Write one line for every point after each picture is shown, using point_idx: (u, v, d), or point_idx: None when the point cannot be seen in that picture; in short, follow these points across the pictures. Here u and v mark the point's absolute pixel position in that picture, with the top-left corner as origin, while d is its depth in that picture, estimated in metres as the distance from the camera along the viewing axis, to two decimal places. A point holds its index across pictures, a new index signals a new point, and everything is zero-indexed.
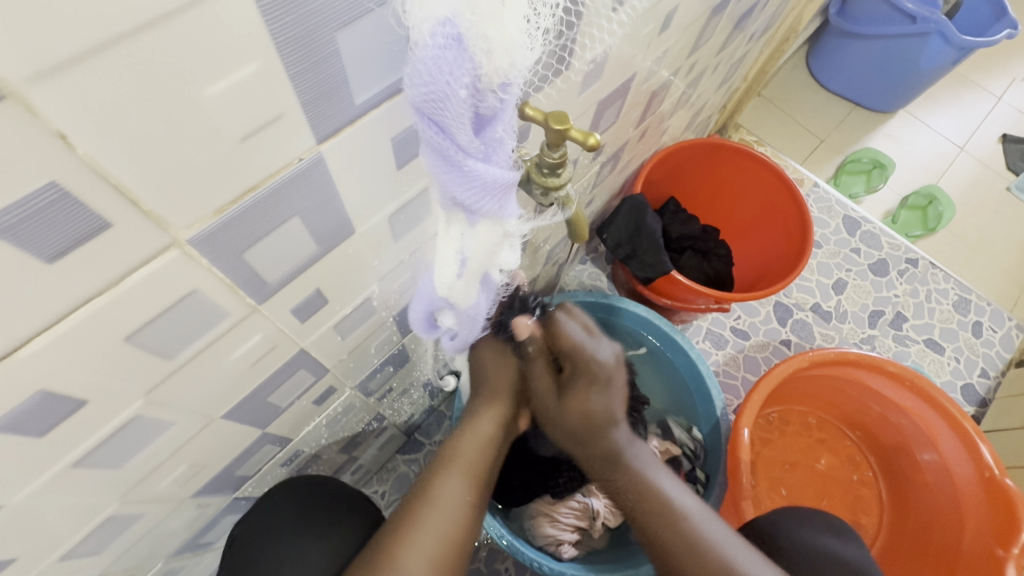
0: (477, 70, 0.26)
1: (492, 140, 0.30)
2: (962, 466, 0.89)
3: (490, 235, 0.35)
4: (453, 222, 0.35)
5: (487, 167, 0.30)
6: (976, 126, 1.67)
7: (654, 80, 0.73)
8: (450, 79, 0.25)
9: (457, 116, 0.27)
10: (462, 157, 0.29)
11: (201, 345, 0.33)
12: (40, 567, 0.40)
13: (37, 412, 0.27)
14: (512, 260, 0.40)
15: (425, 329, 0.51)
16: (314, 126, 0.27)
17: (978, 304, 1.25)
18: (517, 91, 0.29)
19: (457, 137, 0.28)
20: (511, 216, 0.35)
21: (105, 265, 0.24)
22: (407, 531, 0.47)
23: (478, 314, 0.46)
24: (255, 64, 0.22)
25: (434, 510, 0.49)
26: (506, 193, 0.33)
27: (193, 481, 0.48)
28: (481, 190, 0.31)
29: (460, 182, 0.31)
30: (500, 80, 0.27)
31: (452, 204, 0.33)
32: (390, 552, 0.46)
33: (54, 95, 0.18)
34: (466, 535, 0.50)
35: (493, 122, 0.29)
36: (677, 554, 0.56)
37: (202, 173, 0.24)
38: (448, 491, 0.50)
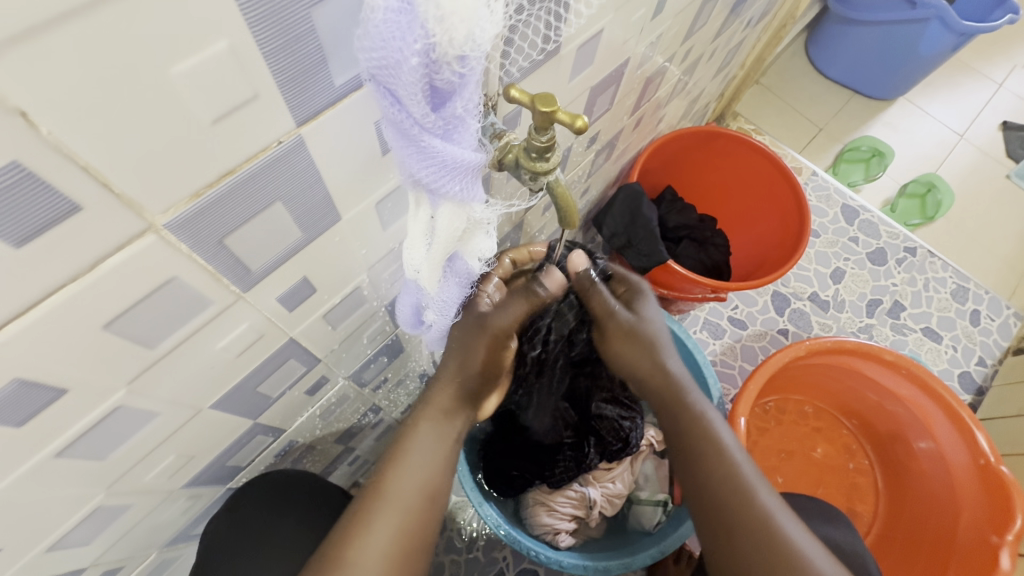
0: (430, 39, 0.25)
1: (453, 117, 0.29)
2: (956, 453, 0.89)
3: (451, 221, 0.35)
4: (421, 205, 0.35)
5: (445, 144, 0.30)
6: (976, 113, 1.66)
7: (649, 66, 0.72)
8: (399, 48, 0.25)
9: (408, 87, 0.26)
10: (418, 132, 0.28)
11: (184, 334, 0.33)
12: (27, 558, 0.40)
13: (13, 400, 0.27)
14: (488, 246, 0.40)
15: (413, 327, 0.52)
16: (292, 108, 0.27)
17: (976, 293, 1.25)
18: (478, 65, 0.27)
19: (412, 110, 0.27)
20: (477, 200, 0.34)
21: (76, 250, 0.23)
22: (360, 524, 0.46)
23: (450, 300, 0.47)
24: (225, 41, 0.22)
25: (386, 502, 0.47)
26: (469, 173, 0.32)
27: (182, 472, 0.48)
28: (439, 168, 0.31)
29: (418, 158, 0.30)
30: (457, 52, 0.26)
31: (413, 182, 0.33)
32: (341, 549, 0.45)
33: (11, 71, 0.17)
34: (425, 527, 0.48)
35: (453, 97, 0.28)
36: (724, 500, 0.54)
37: (175, 155, 0.23)
38: (402, 482, 0.48)
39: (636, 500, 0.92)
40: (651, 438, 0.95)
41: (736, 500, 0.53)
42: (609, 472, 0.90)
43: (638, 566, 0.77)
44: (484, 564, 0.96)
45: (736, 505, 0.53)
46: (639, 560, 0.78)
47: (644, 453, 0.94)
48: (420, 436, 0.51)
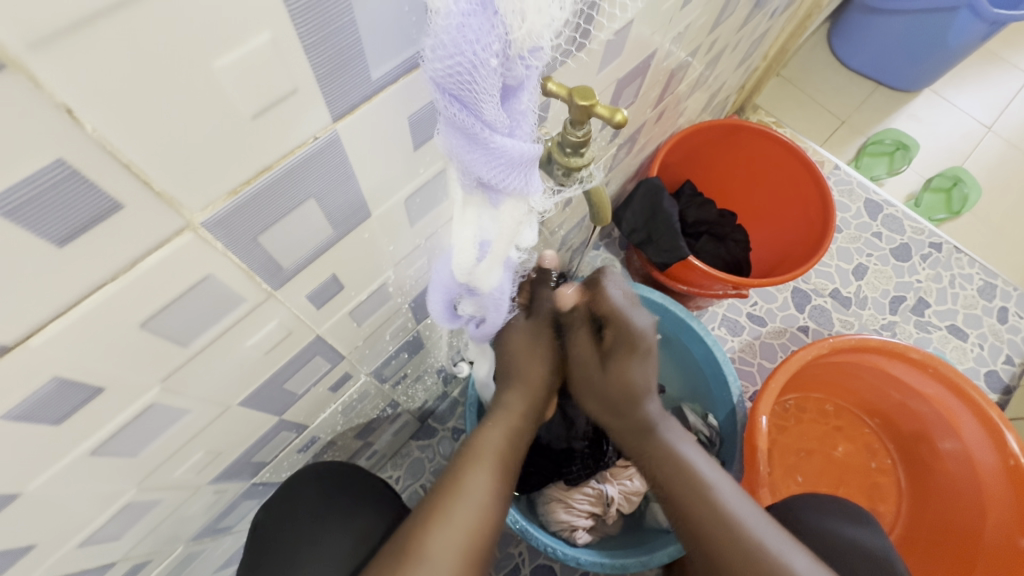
0: (507, 35, 0.25)
1: (517, 112, 0.29)
2: (984, 454, 0.87)
3: (513, 212, 0.34)
4: (469, 204, 0.34)
5: (513, 142, 0.29)
6: (1005, 105, 1.61)
7: (673, 59, 0.70)
8: (478, 48, 0.24)
9: (486, 87, 0.26)
10: (488, 134, 0.28)
11: (217, 331, 0.33)
12: (60, 553, 0.40)
13: (52, 399, 0.27)
14: (529, 238, 0.40)
15: (451, 321, 0.50)
16: (330, 102, 0.26)
17: (1003, 290, 1.21)
18: (544, 57, 0.28)
19: (485, 112, 0.27)
20: (537, 192, 0.34)
21: (115, 249, 0.23)
22: (434, 519, 0.46)
23: (501, 295, 0.45)
24: (268, 32, 0.21)
25: (461, 500, 0.47)
26: (531, 168, 0.32)
27: (209, 468, 0.48)
28: (508, 168, 0.30)
29: (486, 161, 0.29)
30: (529, 45, 0.26)
31: (475, 185, 0.32)
32: (417, 540, 0.45)
33: (57, 64, 0.17)
34: (495, 527, 0.48)
35: (517, 92, 0.29)
36: (711, 534, 0.53)
37: (211, 153, 0.23)
38: (477, 482, 0.48)
39: (653, 497, 0.91)
40: None
41: (713, 528, 0.53)
42: (627, 469, 0.90)
43: (655, 564, 0.76)
44: (500, 558, 0.96)
45: (719, 536, 0.53)
46: (657, 558, 0.77)
47: None
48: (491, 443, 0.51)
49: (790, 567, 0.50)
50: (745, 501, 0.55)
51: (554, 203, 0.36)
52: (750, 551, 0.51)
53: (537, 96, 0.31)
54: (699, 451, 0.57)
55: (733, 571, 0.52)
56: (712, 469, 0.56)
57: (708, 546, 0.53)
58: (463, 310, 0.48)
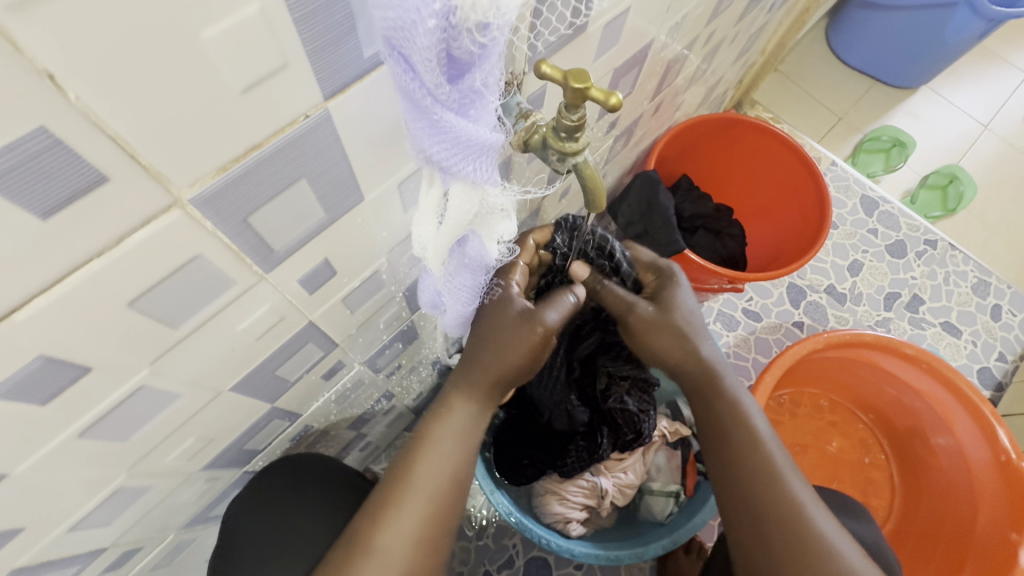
0: (451, 2, 0.23)
1: (469, 89, 0.28)
2: (976, 449, 0.87)
3: (464, 202, 0.34)
4: (433, 183, 0.34)
5: (459, 120, 0.29)
6: (1002, 103, 1.61)
7: (670, 50, 0.70)
8: (417, 7, 0.23)
9: (422, 51, 0.25)
10: (431, 103, 0.27)
11: (207, 314, 0.32)
12: (49, 538, 0.40)
13: (40, 377, 0.27)
14: (505, 228, 0.39)
15: (433, 309, 0.52)
16: (321, 79, 0.26)
17: (997, 287, 1.22)
18: (500, 34, 0.26)
19: (425, 78, 0.26)
20: (489, 182, 0.33)
21: (102, 224, 0.23)
22: (385, 510, 0.46)
23: (466, 286, 0.45)
24: (257, 5, 0.21)
25: (412, 491, 0.46)
26: (483, 151, 0.31)
27: (201, 455, 0.48)
28: (453, 144, 0.30)
29: (430, 132, 0.29)
30: (479, 19, 0.24)
31: (426, 157, 0.32)
32: (368, 534, 0.45)
33: (38, 28, 0.16)
34: (450, 512, 0.48)
35: (470, 70, 0.27)
36: (762, 500, 0.52)
37: (200, 125, 0.22)
38: (429, 473, 0.47)
39: (648, 491, 0.91)
40: (664, 428, 0.93)
41: (765, 494, 0.52)
42: (621, 462, 0.89)
43: (650, 556, 0.77)
44: (494, 551, 0.96)
45: (770, 502, 0.52)
46: (651, 550, 0.78)
47: (657, 443, 0.93)
48: (444, 428, 0.49)
49: (828, 539, 0.50)
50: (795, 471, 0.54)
51: (512, 197, 0.37)
52: (793, 517, 0.51)
53: (502, 78, 0.30)
54: (759, 410, 0.56)
55: (770, 540, 0.51)
56: (770, 434, 0.55)
57: (749, 506, 0.53)
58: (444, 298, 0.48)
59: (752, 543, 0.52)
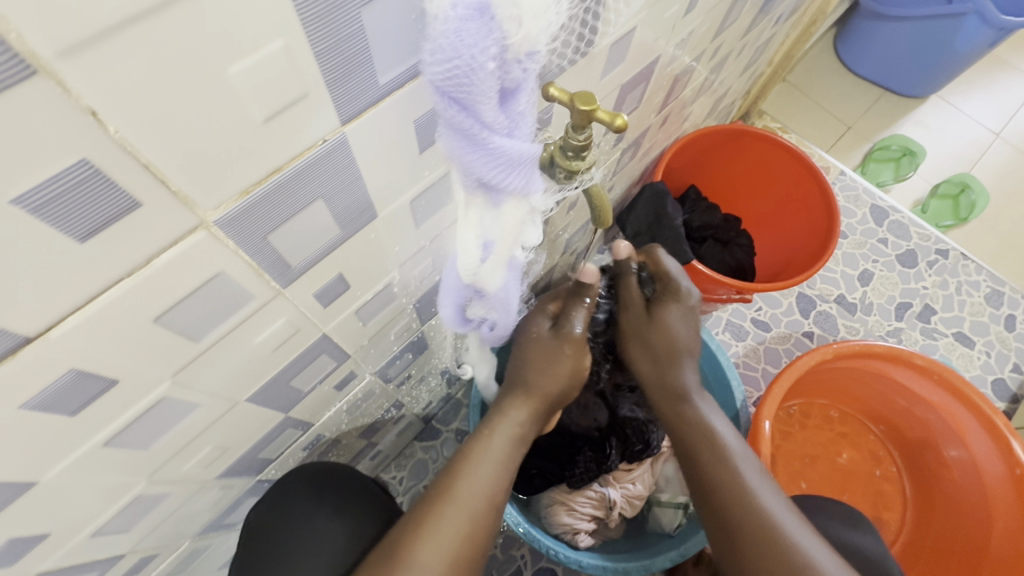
0: (504, 40, 0.26)
1: (515, 113, 0.30)
2: (991, 462, 0.86)
3: (516, 211, 0.35)
4: (472, 206, 0.35)
5: (511, 142, 0.30)
6: (1014, 111, 1.60)
7: (677, 65, 0.71)
8: (477, 51, 0.25)
9: (485, 89, 0.26)
10: (486, 134, 0.28)
11: (226, 328, 0.34)
12: (71, 544, 0.41)
13: (70, 389, 0.28)
14: (534, 236, 0.40)
15: (463, 326, 0.51)
16: (339, 106, 0.27)
17: (1011, 297, 1.20)
18: (538, 60, 0.29)
19: (484, 112, 0.27)
20: (537, 191, 0.35)
21: (132, 246, 0.24)
22: (425, 525, 0.46)
23: (505, 298, 0.47)
24: (281, 40, 0.22)
25: (454, 505, 0.47)
26: (529, 166, 0.33)
27: (217, 463, 0.49)
28: (506, 166, 0.31)
29: (485, 161, 0.30)
30: (526, 49, 0.27)
31: (474, 185, 0.33)
32: (410, 548, 0.45)
33: (83, 72, 0.18)
34: (486, 532, 0.48)
35: (516, 94, 0.29)
36: (730, 506, 0.53)
37: (224, 154, 0.24)
38: (471, 488, 0.49)
39: (656, 502, 0.91)
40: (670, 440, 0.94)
41: (734, 505, 0.53)
42: (629, 473, 0.89)
43: (657, 569, 0.76)
44: (502, 561, 0.97)
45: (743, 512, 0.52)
46: (658, 563, 0.77)
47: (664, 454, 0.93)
48: (485, 446, 0.52)
49: (806, 553, 0.50)
50: (769, 490, 0.54)
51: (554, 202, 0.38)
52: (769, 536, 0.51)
53: (535, 100, 0.32)
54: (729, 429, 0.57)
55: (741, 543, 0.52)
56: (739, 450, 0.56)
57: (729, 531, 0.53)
58: (472, 313, 0.49)
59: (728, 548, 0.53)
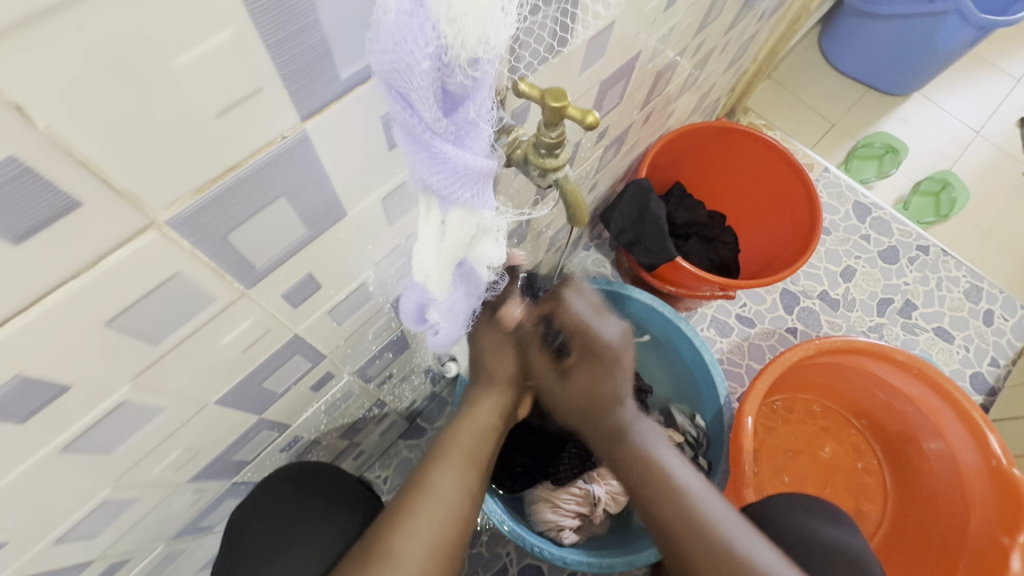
0: (443, 42, 0.25)
1: (464, 122, 0.29)
2: (968, 455, 0.87)
3: (462, 226, 0.34)
4: (430, 209, 0.33)
5: (457, 150, 0.29)
6: (993, 109, 1.62)
7: (659, 60, 0.71)
8: (413, 49, 0.24)
9: (420, 89, 0.25)
10: (429, 137, 0.28)
11: (189, 330, 0.33)
12: (33, 552, 0.40)
13: (18, 396, 0.27)
14: (496, 254, 0.39)
15: (417, 325, 0.50)
16: (297, 102, 0.26)
17: (990, 292, 1.22)
18: (490, 68, 0.27)
19: (423, 114, 0.26)
20: (488, 206, 0.34)
21: (77, 247, 0.23)
22: (402, 518, 0.46)
23: (459, 309, 0.46)
24: (228, 32, 0.21)
25: (430, 496, 0.47)
26: (481, 180, 0.32)
27: (188, 466, 0.48)
28: (452, 175, 0.30)
29: (429, 164, 0.29)
30: (469, 55, 0.26)
31: (424, 188, 0.32)
32: (386, 537, 0.45)
33: (8, 62, 0.17)
34: (466, 522, 0.48)
35: (463, 102, 0.28)
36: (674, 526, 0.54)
37: (172, 148, 0.23)
38: (446, 479, 0.48)
39: None
40: None
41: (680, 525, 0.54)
42: (614, 469, 0.89)
43: (642, 563, 0.77)
44: (488, 559, 0.96)
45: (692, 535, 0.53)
46: (644, 557, 0.77)
47: None
48: (461, 436, 0.51)
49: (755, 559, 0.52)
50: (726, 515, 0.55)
51: (507, 220, 0.37)
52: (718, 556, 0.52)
53: (492, 109, 0.31)
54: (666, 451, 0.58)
55: (695, 562, 0.53)
56: (676, 468, 0.57)
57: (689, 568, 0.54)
58: (429, 316, 0.47)
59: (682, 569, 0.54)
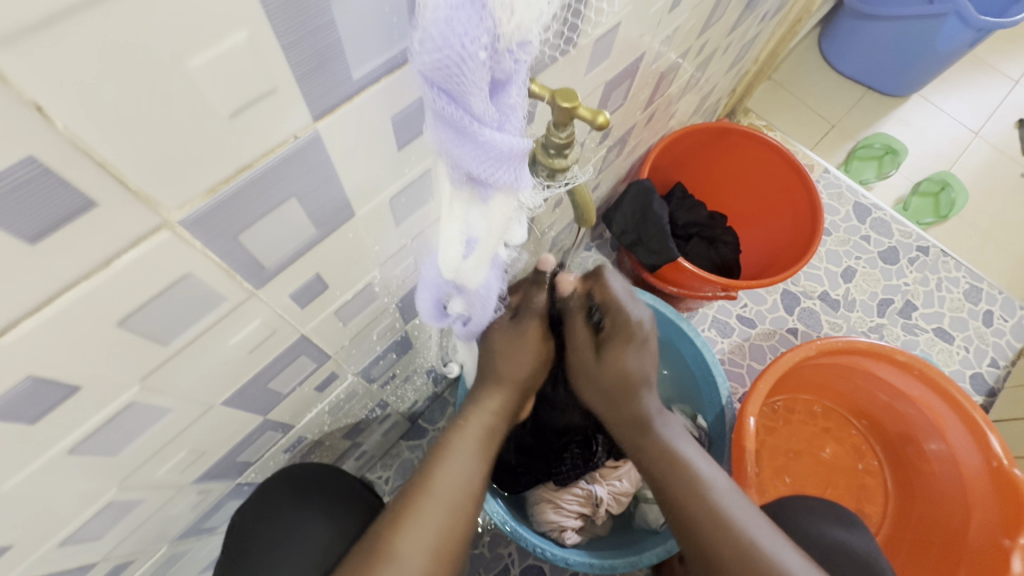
0: (495, 30, 0.25)
1: (506, 105, 0.29)
2: (969, 456, 0.87)
3: (503, 208, 0.34)
4: (458, 203, 0.34)
5: (502, 135, 0.29)
6: (991, 111, 1.63)
7: (663, 61, 0.71)
8: (466, 42, 0.24)
9: (475, 80, 0.25)
10: (476, 127, 0.28)
11: (197, 330, 0.32)
12: (38, 554, 0.39)
13: (28, 397, 0.27)
14: (519, 235, 0.40)
15: (438, 320, 0.49)
16: (311, 102, 0.26)
17: (989, 293, 1.22)
18: (530, 50, 0.28)
19: (474, 104, 0.27)
20: (527, 187, 0.33)
21: (91, 247, 0.23)
22: (403, 520, 0.46)
23: (489, 291, 0.45)
24: (243, 33, 0.21)
25: (432, 498, 0.47)
26: (520, 162, 0.32)
27: (193, 467, 0.47)
28: (497, 161, 0.30)
29: (475, 154, 0.29)
30: (518, 38, 0.26)
31: (464, 179, 0.32)
32: (388, 540, 0.45)
33: (28, 61, 0.17)
34: (467, 525, 0.48)
35: (505, 86, 0.28)
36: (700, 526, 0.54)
37: (186, 149, 0.23)
38: (447, 480, 0.48)
39: (643, 499, 0.90)
40: None
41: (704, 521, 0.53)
42: (616, 469, 0.89)
43: (644, 565, 0.76)
44: (489, 559, 0.96)
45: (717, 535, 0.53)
46: (646, 558, 0.77)
47: None
48: (462, 439, 0.51)
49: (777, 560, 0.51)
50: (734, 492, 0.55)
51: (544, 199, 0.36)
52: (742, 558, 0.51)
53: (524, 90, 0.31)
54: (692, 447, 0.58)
55: (721, 563, 0.52)
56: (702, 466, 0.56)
57: (711, 556, 0.53)
58: (451, 308, 0.47)
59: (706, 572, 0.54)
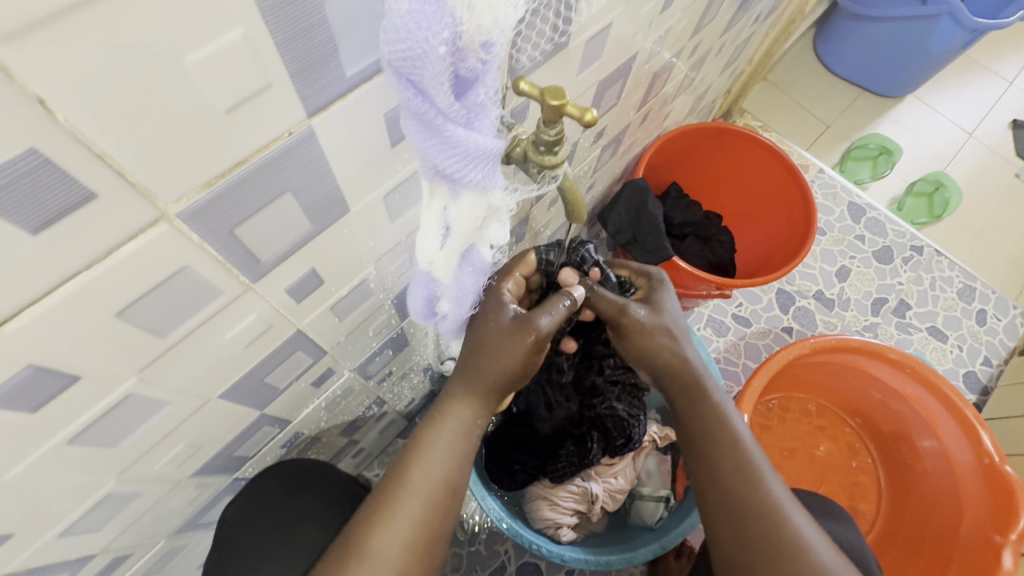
0: (457, 27, 0.25)
1: (474, 105, 0.29)
2: (961, 453, 0.88)
3: (472, 208, 0.34)
4: (437, 195, 0.34)
5: (468, 133, 0.30)
6: (985, 112, 1.64)
7: (656, 61, 0.72)
8: (428, 36, 0.25)
9: (435, 75, 0.26)
10: (441, 122, 0.28)
11: (194, 323, 0.33)
12: (38, 544, 0.40)
13: (28, 387, 0.27)
14: (500, 235, 0.40)
15: (427, 318, 0.51)
16: (304, 98, 0.27)
17: (983, 292, 1.24)
18: (499, 51, 0.28)
19: (437, 100, 0.27)
20: (497, 186, 0.34)
21: (90, 238, 0.24)
22: (379, 515, 0.47)
23: (469, 292, 0.46)
24: (239, 30, 0.22)
25: (408, 492, 0.47)
26: (490, 162, 0.32)
27: (190, 461, 0.48)
28: (463, 157, 0.30)
29: (441, 149, 0.30)
30: (481, 39, 0.26)
31: (434, 173, 0.33)
32: (363, 537, 0.46)
33: (33, 58, 0.17)
34: (445, 516, 0.48)
35: (474, 86, 0.29)
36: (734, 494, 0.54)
37: (183, 144, 0.23)
38: (424, 473, 0.48)
39: (638, 496, 0.90)
40: (653, 433, 0.95)
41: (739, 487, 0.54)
42: (612, 467, 0.90)
43: (639, 561, 0.77)
44: (486, 557, 0.97)
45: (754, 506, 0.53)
46: (641, 555, 0.78)
47: (647, 448, 0.94)
48: (437, 431, 0.51)
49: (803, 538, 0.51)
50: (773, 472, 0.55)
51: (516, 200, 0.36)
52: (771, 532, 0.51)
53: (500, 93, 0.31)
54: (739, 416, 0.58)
55: (747, 535, 0.52)
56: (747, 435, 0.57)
57: (738, 527, 0.53)
58: (440, 308, 0.49)
59: (727, 543, 0.53)
